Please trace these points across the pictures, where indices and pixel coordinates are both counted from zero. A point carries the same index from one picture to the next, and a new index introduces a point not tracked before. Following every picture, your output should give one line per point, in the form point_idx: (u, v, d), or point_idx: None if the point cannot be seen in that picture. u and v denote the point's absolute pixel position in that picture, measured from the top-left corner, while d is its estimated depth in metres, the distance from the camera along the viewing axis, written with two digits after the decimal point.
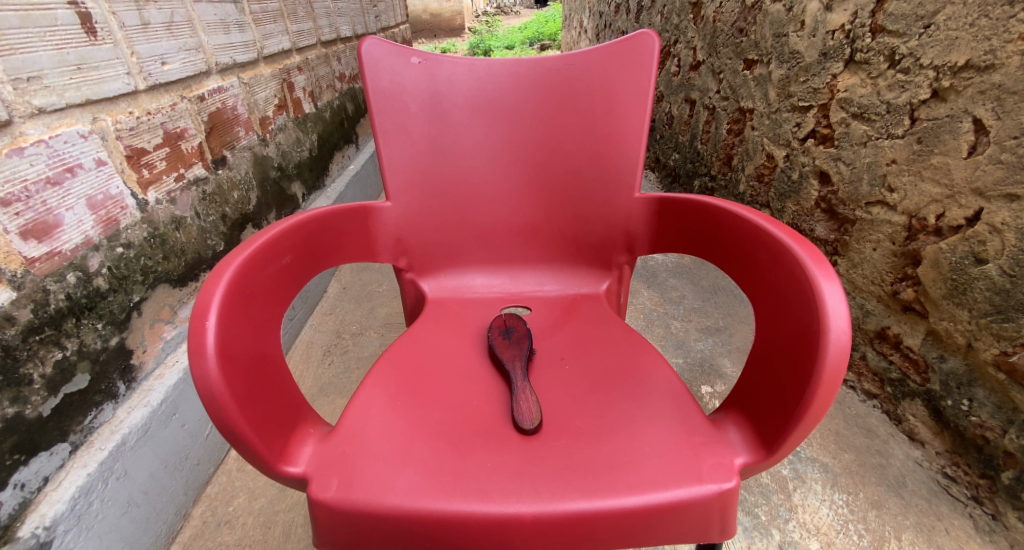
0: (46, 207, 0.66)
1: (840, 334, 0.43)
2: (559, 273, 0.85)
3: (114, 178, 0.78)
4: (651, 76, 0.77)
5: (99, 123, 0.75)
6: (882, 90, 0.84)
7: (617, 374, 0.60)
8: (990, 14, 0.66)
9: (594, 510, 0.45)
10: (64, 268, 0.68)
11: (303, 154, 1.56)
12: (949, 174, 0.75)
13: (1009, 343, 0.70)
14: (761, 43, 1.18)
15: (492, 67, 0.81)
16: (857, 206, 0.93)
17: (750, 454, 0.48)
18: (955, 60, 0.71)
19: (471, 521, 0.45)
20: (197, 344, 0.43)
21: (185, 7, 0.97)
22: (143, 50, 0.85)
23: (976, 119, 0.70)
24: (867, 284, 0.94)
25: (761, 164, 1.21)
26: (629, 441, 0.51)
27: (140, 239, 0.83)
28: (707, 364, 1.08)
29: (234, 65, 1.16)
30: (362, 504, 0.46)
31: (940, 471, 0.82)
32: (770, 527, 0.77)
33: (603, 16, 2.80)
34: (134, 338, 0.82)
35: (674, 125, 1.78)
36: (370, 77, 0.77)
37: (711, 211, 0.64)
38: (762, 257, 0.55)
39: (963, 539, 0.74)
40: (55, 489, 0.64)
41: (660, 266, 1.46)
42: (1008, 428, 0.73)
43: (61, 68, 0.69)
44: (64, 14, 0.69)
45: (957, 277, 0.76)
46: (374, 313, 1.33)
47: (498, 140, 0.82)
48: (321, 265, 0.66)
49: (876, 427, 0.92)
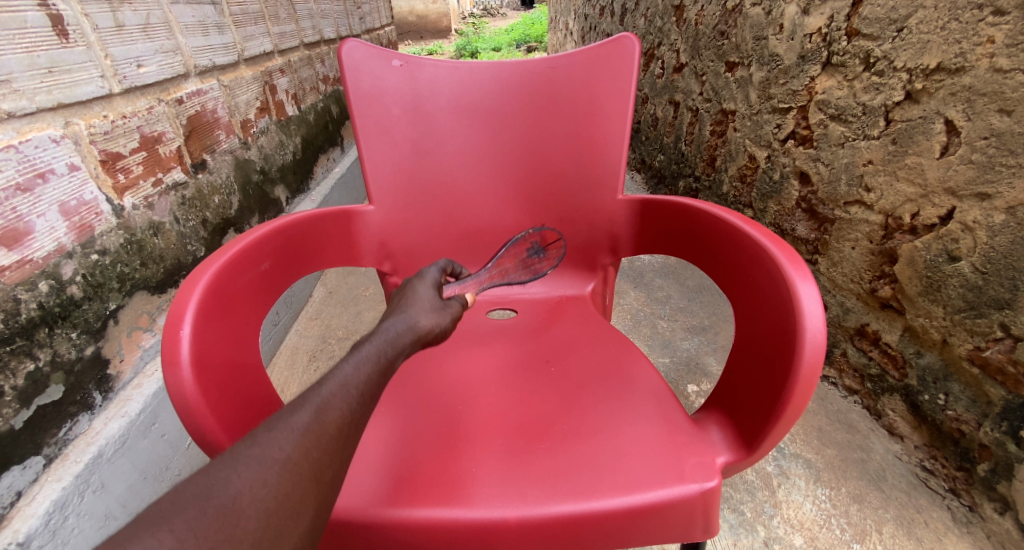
0: (16, 214, 0.64)
1: (816, 334, 0.44)
2: (544, 275, 0.86)
3: (88, 183, 0.76)
4: (633, 78, 0.77)
5: (72, 127, 0.73)
6: (858, 92, 0.86)
7: (600, 375, 0.61)
8: (960, 17, 0.68)
9: (577, 512, 0.44)
10: (35, 276, 0.67)
11: (286, 157, 1.54)
12: (923, 174, 0.77)
13: (982, 338, 0.72)
14: (742, 45, 1.19)
15: (474, 70, 0.80)
16: (836, 206, 0.94)
17: (731, 453, 0.49)
18: (927, 63, 0.73)
19: (454, 527, 0.44)
20: (172, 352, 0.43)
21: (160, 9, 0.95)
22: (118, 52, 0.83)
23: (948, 120, 0.72)
24: (847, 283, 0.95)
25: (744, 165, 1.23)
26: (614, 441, 0.51)
27: (116, 245, 0.81)
28: (693, 363, 1.09)
29: (214, 67, 1.14)
30: (343, 511, 0.45)
31: (919, 465, 0.84)
32: (755, 523, 0.78)
33: (589, 19, 2.81)
34: (110, 347, 0.80)
35: (659, 126, 1.80)
36: (351, 80, 0.77)
37: (691, 213, 0.65)
38: (740, 257, 0.55)
39: (941, 531, 0.75)
40: (27, 505, 0.62)
41: (646, 265, 1.48)
42: (983, 421, 0.74)
43: (31, 71, 0.67)
44: (35, 16, 0.68)
45: (931, 275, 0.77)
46: (360, 317, 1.32)
47: (480, 142, 0.82)
48: (301, 271, 0.65)
49: (857, 422, 0.94)
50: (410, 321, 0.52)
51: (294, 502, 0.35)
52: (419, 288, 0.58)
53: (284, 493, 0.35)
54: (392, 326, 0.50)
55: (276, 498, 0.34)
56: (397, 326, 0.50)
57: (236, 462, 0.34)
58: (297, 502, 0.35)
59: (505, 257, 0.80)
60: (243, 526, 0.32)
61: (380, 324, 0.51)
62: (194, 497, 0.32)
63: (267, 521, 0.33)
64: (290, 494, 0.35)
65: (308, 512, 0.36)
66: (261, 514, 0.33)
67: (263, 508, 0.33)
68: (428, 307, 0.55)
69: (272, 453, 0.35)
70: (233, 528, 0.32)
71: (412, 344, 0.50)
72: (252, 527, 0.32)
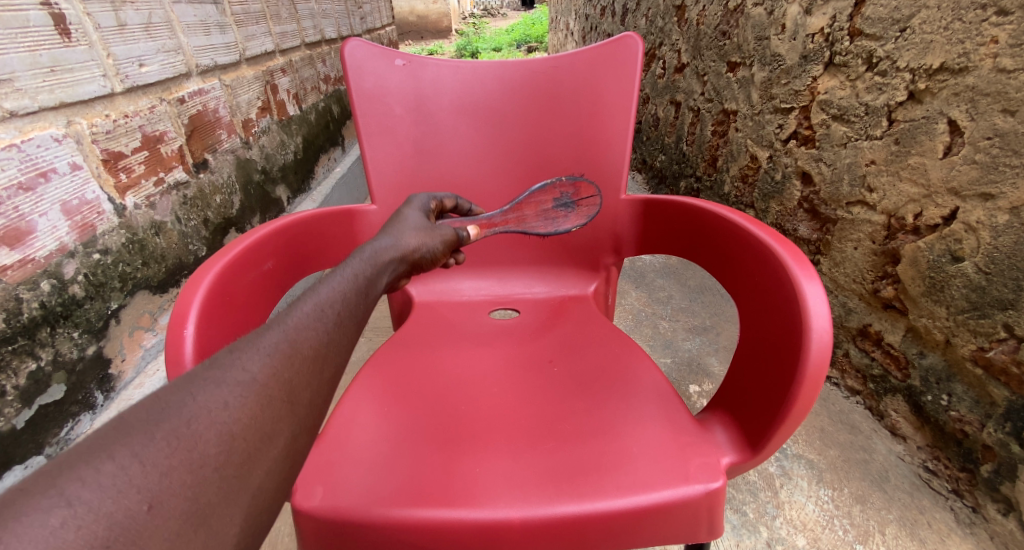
0: (18, 213, 0.64)
1: (823, 333, 0.44)
2: (546, 276, 0.86)
3: (90, 182, 0.76)
4: (637, 77, 0.76)
5: (73, 126, 0.73)
6: (860, 92, 0.86)
7: (604, 375, 0.61)
8: (964, 17, 0.68)
9: (582, 513, 0.44)
10: (37, 275, 0.66)
11: (287, 156, 1.54)
12: (926, 174, 0.77)
13: (986, 339, 0.71)
14: (744, 46, 1.19)
15: (477, 69, 0.80)
16: (838, 206, 0.94)
17: (736, 453, 0.49)
18: (930, 63, 0.73)
19: (459, 527, 0.44)
20: (176, 352, 0.43)
21: (162, 8, 0.95)
22: (119, 52, 0.83)
23: (951, 120, 0.72)
24: (849, 283, 0.95)
25: (745, 165, 1.23)
26: (618, 441, 0.51)
27: (118, 244, 0.81)
28: (694, 364, 1.08)
29: (215, 67, 1.14)
30: (347, 511, 0.45)
31: (921, 466, 0.84)
32: (758, 524, 0.78)
33: (589, 19, 2.81)
34: (112, 347, 0.79)
35: (660, 126, 1.80)
36: (353, 79, 0.76)
37: (695, 213, 0.65)
38: (745, 257, 0.55)
39: (945, 532, 0.75)
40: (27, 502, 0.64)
41: (648, 266, 1.48)
42: (986, 421, 0.74)
43: (32, 70, 0.67)
44: (37, 15, 0.68)
45: (934, 275, 0.77)
46: None
47: (483, 142, 0.82)
48: (304, 271, 0.65)
49: (860, 423, 0.94)
50: (395, 244, 0.56)
51: (262, 426, 0.34)
52: (412, 217, 0.62)
53: (249, 416, 0.33)
54: (379, 244, 0.55)
55: (242, 422, 0.32)
56: (384, 244, 0.55)
57: (191, 387, 0.32)
58: (265, 426, 0.34)
59: (528, 204, 0.76)
60: (203, 450, 0.30)
61: (372, 239, 0.56)
62: (140, 423, 0.29)
63: (242, 472, 0.31)
64: (255, 418, 0.33)
65: (282, 435, 0.35)
66: (223, 437, 0.31)
67: (226, 432, 0.31)
68: (416, 235, 0.59)
69: (233, 375, 0.34)
70: (190, 451, 0.29)
71: (397, 260, 0.55)
72: (213, 451, 0.30)
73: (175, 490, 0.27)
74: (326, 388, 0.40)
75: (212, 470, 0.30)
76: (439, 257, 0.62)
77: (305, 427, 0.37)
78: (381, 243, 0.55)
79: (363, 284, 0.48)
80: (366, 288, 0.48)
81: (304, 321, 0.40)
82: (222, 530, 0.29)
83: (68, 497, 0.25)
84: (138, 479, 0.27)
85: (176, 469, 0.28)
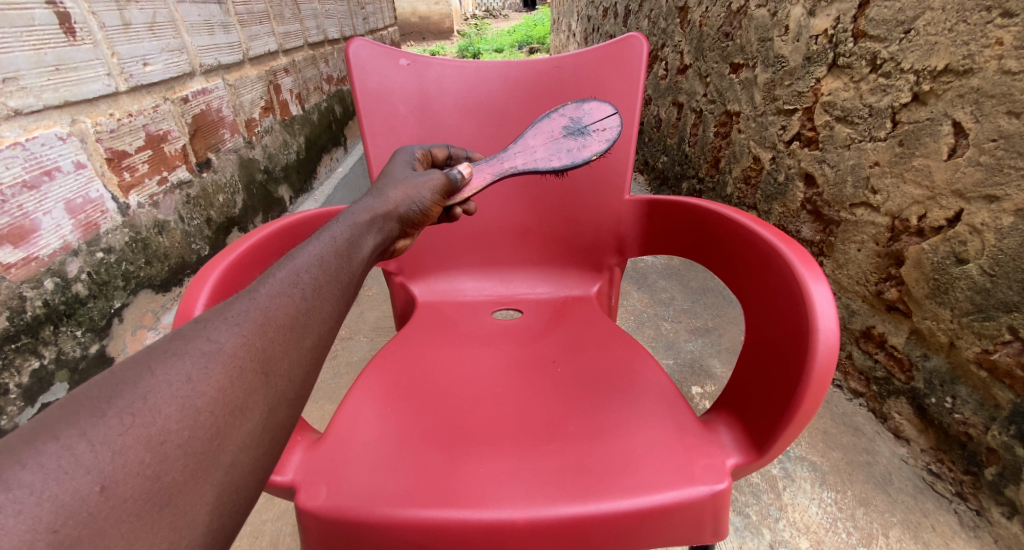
0: (23, 212, 0.64)
1: (830, 334, 0.44)
2: (548, 276, 0.85)
3: (94, 181, 0.76)
4: (640, 78, 0.77)
5: (78, 125, 0.73)
6: (864, 94, 0.86)
7: (609, 377, 0.60)
8: (968, 19, 0.68)
9: (588, 514, 0.44)
10: (41, 273, 0.66)
11: (290, 156, 1.54)
12: (930, 176, 0.76)
13: (990, 341, 0.71)
14: (746, 47, 1.19)
15: (481, 69, 0.81)
16: (842, 208, 0.94)
17: (742, 455, 0.48)
18: (935, 65, 0.73)
19: (464, 528, 0.44)
20: None
21: (167, 7, 0.96)
22: (123, 51, 0.83)
23: (955, 122, 0.72)
24: (853, 285, 0.95)
25: (748, 166, 1.23)
26: (624, 443, 0.50)
27: (121, 243, 0.81)
28: (697, 365, 1.08)
29: (219, 66, 1.14)
30: (352, 510, 0.45)
31: (925, 468, 0.84)
32: (761, 526, 0.78)
33: (592, 20, 2.81)
34: (115, 346, 0.79)
35: (662, 127, 1.80)
36: (358, 78, 0.77)
37: (700, 214, 0.65)
38: (750, 257, 0.55)
39: (948, 535, 0.75)
40: None
41: (650, 267, 1.47)
42: (991, 424, 0.73)
43: (38, 69, 0.67)
44: (42, 14, 0.68)
45: (939, 277, 0.77)
46: (363, 317, 1.32)
47: (486, 142, 0.82)
48: None
49: (863, 425, 0.93)
50: (373, 204, 0.53)
51: (233, 399, 0.31)
52: (397, 175, 0.60)
53: (216, 389, 0.31)
54: (359, 206, 0.53)
55: (207, 396, 0.30)
56: (362, 207, 0.52)
57: (151, 362, 0.31)
58: (236, 399, 0.32)
59: (533, 137, 0.69)
60: (164, 426, 0.28)
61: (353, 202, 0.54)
62: (92, 401, 0.27)
63: (231, 471, 0.30)
64: (224, 391, 0.31)
65: (258, 409, 0.33)
66: (187, 411, 0.29)
67: (189, 406, 0.29)
68: (399, 194, 0.56)
69: (198, 346, 0.32)
70: (147, 428, 0.27)
71: (378, 218, 0.52)
72: (174, 426, 0.28)
73: (130, 469, 0.26)
74: (310, 356, 0.38)
75: (175, 446, 0.28)
76: (431, 211, 0.59)
77: (286, 398, 0.35)
78: (360, 206, 0.53)
79: (344, 249, 0.46)
80: (348, 251, 0.46)
81: (278, 288, 0.38)
82: (191, 509, 0.27)
83: (7, 481, 0.23)
84: (87, 459, 0.25)
85: (131, 447, 0.26)
